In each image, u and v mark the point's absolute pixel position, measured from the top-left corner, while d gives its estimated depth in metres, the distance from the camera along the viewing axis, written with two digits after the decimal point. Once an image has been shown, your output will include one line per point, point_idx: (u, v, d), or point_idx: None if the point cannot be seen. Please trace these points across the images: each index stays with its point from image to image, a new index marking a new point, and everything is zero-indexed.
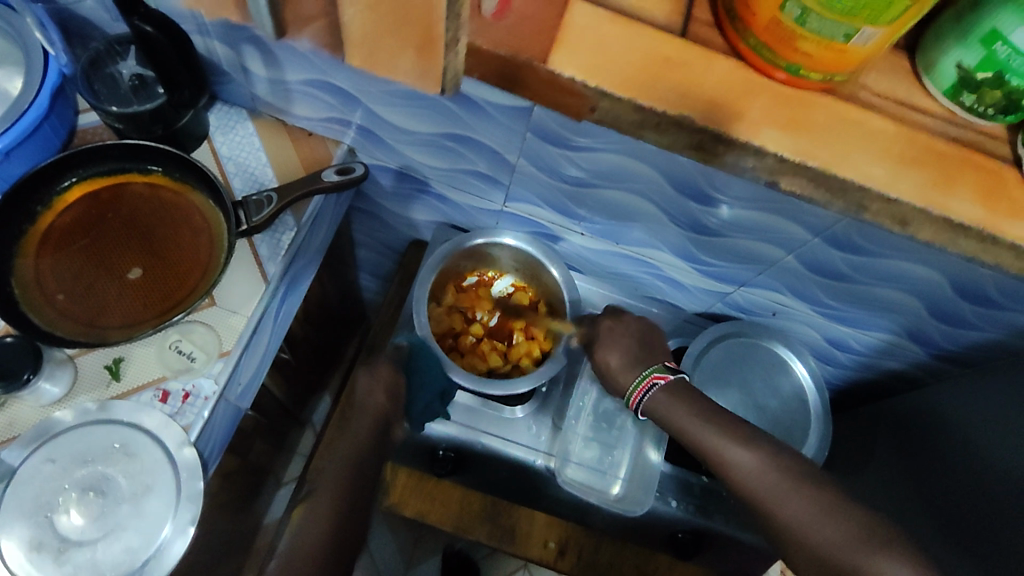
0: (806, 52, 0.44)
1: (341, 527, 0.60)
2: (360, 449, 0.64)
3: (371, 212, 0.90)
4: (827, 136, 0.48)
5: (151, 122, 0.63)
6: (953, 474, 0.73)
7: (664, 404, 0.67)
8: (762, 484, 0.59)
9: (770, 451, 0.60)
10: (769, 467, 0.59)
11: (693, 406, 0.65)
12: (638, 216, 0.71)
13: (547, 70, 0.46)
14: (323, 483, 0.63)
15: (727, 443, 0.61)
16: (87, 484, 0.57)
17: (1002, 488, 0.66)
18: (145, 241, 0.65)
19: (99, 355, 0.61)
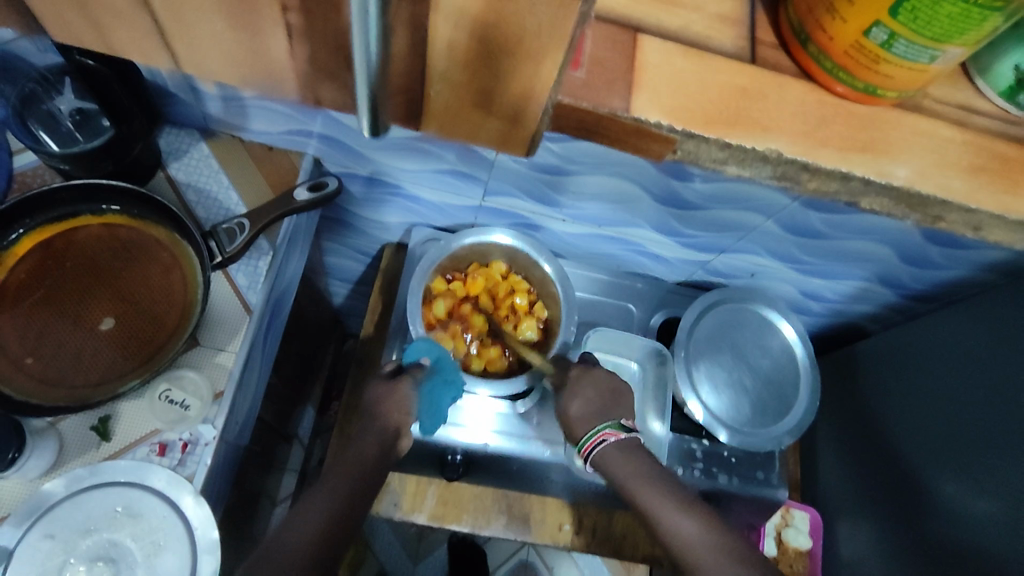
0: (887, 73, 0.45)
1: (330, 533, 0.55)
2: (369, 464, 0.61)
3: (339, 219, 0.86)
4: (902, 151, 0.50)
5: (99, 157, 0.58)
6: (935, 404, 0.77)
7: (611, 461, 0.63)
8: (699, 549, 0.57)
9: (708, 526, 0.58)
10: (711, 542, 0.57)
11: (635, 467, 0.61)
12: (618, 198, 0.70)
13: (630, 118, 0.47)
14: (323, 486, 0.59)
15: (673, 513, 0.59)
16: (94, 554, 0.54)
17: (982, 413, 0.71)
18: (111, 287, 0.61)
19: (83, 417, 0.58)
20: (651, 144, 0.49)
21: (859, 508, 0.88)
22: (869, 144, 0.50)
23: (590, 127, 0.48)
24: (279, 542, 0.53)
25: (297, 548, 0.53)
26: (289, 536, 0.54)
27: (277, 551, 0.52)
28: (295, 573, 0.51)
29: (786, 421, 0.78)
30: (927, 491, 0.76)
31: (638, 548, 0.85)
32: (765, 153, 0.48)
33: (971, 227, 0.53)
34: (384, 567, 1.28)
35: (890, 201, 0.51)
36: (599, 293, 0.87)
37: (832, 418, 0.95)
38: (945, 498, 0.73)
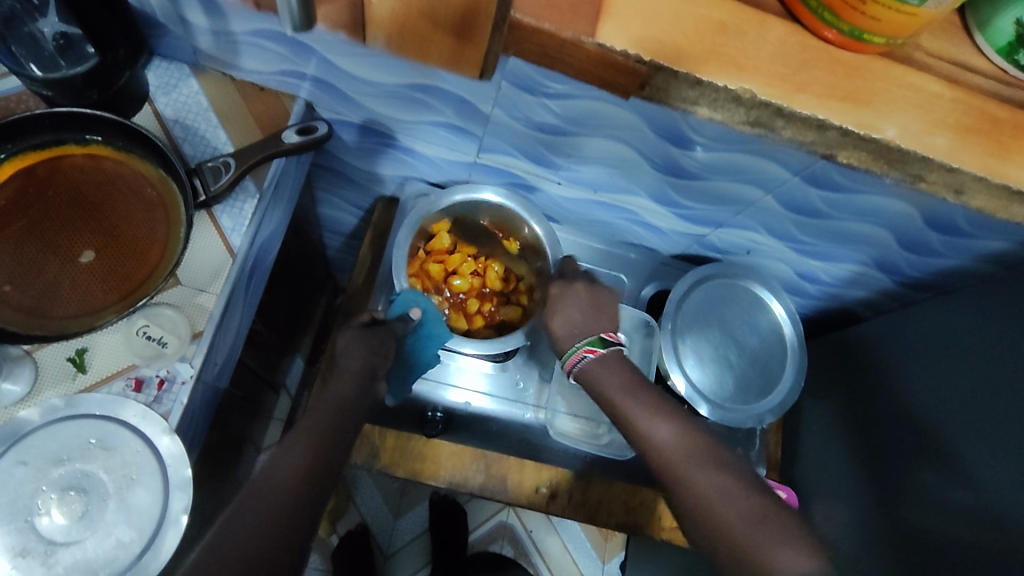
0: (872, 15, 0.43)
1: (319, 470, 0.52)
2: (346, 400, 0.58)
3: (332, 168, 0.85)
4: (884, 105, 0.48)
5: (85, 86, 0.58)
6: (922, 391, 0.77)
7: (592, 374, 0.63)
8: (674, 453, 0.55)
9: (686, 429, 0.57)
10: (687, 441, 0.55)
11: (614, 377, 0.61)
12: (615, 162, 0.69)
13: (592, 44, 0.46)
14: (304, 423, 0.56)
15: (647, 414, 0.58)
16: (66, 483, 0.54)
17: (967, 405, 0.70)
18: (93, 220, 0.60)
19: (60, 348, 0.57)
20: (636, 88, 0.48)
21: (834, 487, 0.88)
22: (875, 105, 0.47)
23: (574, 60, 0.47)
24: (268, 477, 0.50)
25: (280, 485, 0.49)
26: (278, 469, 0.50)
27: (267, 490, 0.49)
28: (284, 506, 0.48)
29: (762, 402, 0.74)
30: (910, 478, 0.76)
31: (611, 516, 0.83)
32: (762, 104, 0.47)
33: (954, 190, 0.51)
34: (365, 519, 1.30)
35: (866, 157, 0.50)
36: (591, 260, 0.87)
37: (817, 401, 0.95)
38: (925, 485, 0.73)
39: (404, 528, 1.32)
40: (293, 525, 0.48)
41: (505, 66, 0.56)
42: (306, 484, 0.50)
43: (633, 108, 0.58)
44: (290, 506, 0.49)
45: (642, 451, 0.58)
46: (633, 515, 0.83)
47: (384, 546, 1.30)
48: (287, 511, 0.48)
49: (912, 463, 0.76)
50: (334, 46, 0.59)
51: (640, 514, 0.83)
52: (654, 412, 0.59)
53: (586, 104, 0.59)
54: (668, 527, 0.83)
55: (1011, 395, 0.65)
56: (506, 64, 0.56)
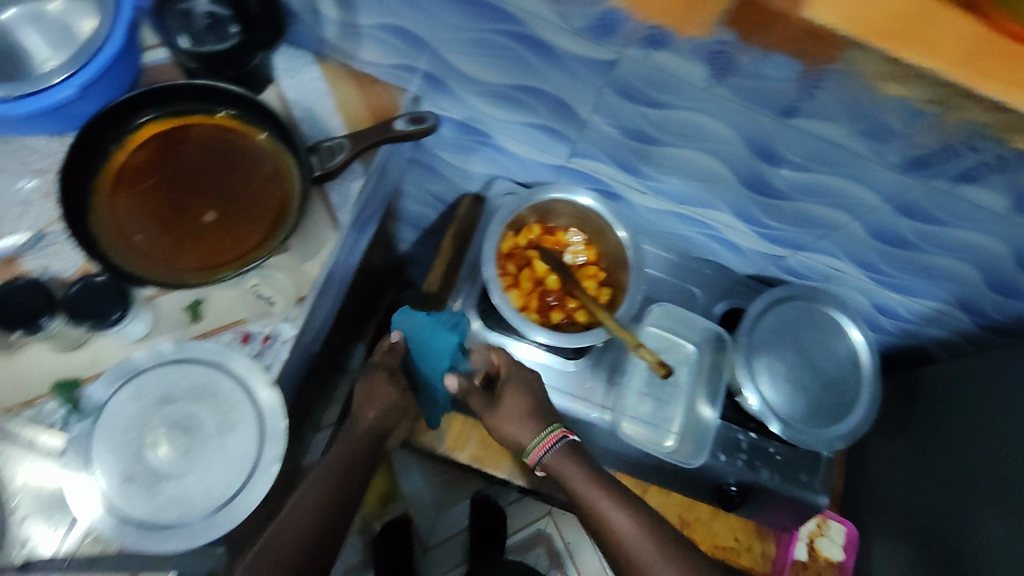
0: None
1: (328, 522, 0.62)
2: (358, 452, 0.68)
3: (423, 162, 0.90)
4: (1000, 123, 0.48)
5: (225, 63, 0.63)
6: (990, 435, 0.75)
7: (553, 465, 0.68)
8: (632, 537, 0.63)
9: (636, 514, 0.65)
10: (640, 533, 0.63)
11: (576, 473, 0.66)
12: (704, 176, 0.71)
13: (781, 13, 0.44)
14: (321, 465, 0.67)
15: (613, 508, 0.65)
16: (173, 421, 0.58)
17: None
18: (217, 186, 0.65)
19: (179, 297, 0.62)
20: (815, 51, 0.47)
21: (897, 527, 0.87)
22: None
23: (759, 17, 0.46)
24: (286, 523, 0.61)
25: (301, 517, 0.61)
26: (300, 508, 0.62)
27: (285, 529, 0.60)
28: (312, 525, 0.61)
29: (834, 426, 0.72)
30: (980, 526, 0.73)
31: (666, 527, 0.85)
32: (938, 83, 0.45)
33: None
34: (409, 508, 1.33)
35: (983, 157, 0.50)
36: (666, 272, 0.85)
37: (886, 440, 0.93)
38: (992, 534, 0.71)
39: (445, 523, 1.34)
40: (321, 541, 0.61)
41: (613, 72, 0.59)
42: (315, 527, 0.61)
43: (728, 120, 0.60)
44: (322, 519, 0.62)
45: (602, 534, 0.65)
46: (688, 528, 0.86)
47: (424, 538, 1.33)
48: (315, 532, 0.61)
49: (980, 510, 0.74)
50: (442, 42, 0.64)
51: (693, 528, 0.86)
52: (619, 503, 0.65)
53: (689, 117, 0.62)
54: (723, 546, 0.86)
55: None
56: (616, 71, 0.58)
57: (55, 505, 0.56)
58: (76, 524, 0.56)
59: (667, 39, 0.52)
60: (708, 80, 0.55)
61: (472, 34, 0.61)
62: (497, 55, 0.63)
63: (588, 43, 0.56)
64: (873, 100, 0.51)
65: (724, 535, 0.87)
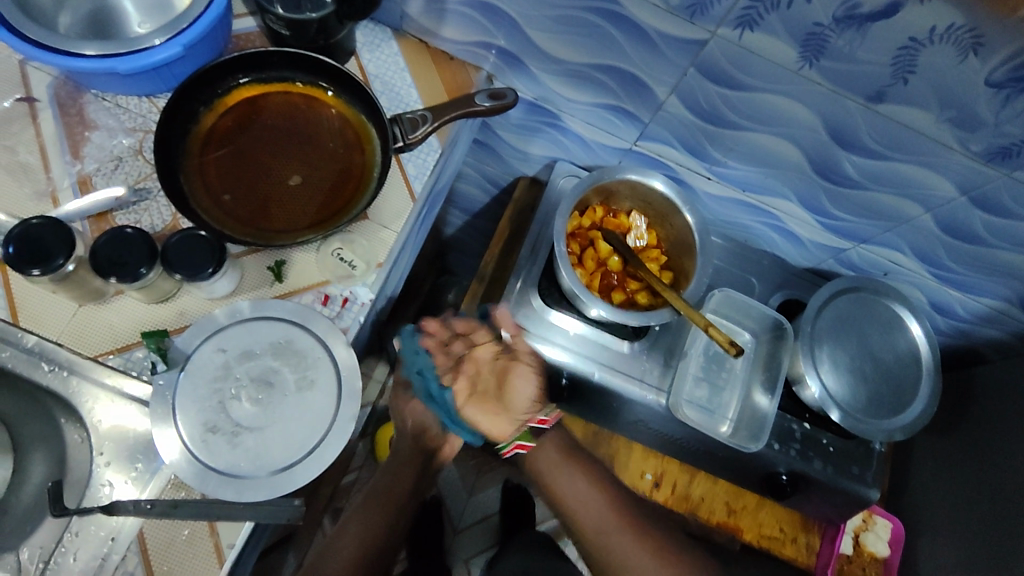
0: None
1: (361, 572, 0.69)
2: (392, 488, 0.76)
3: (485, 143, 0.91)
4: None
5: (316, 33, 0.65)
6: None
7: (538, 448, 0.83)
8: (593, 510, 0.78)
9: (595, 482, 0.80)
10: (601, 508, 0.78)
11: (548, 454, 0.83)
12: (775, 162, 0.72)
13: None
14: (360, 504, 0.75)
15: (572, 479, 0.80)
16: (255, 375, 0.59)
17: None
18: (300, 151, 0.66)
19: (263, 257, 0.64)
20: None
21: (945, 525, 0.86)
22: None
23: None
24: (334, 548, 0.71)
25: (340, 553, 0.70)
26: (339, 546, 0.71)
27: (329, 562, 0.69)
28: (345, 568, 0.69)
29: (893, 418, 0.72)
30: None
31: (713, 514, 0.87)
32: None
33: None
34: (440, 491, 1.34)
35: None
36: (724, 260, 0.85)
37: (936, 439, 0.92)
38: None
39: (474, 508, 1.35)
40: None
41: (701, 52, 0.61)
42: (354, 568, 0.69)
43: (808, 99, 0.61)
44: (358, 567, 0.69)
45: (562, 501, 0.80)
46: (732, 518, 0.87)
47: (454, 521, 1.34)
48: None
49: None
50: (526, 19, 0.66)
51: (739, 517, 0.87)
52: (573, 471, 0.81)
53: (770, 99, 0.63)
54: (768, 536, 0.87)
55: None
56: (705, 49, 0.60)
57: (140, 451, 0.59)
58: (160, 470, 0.58)
59: (760, 19, 0.55)
60: (799, 61, 0.58)
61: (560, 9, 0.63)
62: (580, 31, 0.64)
63: (681, 22, 0.58)
64: (966, 78, 0.53)
65: (769, 525, 0.88)
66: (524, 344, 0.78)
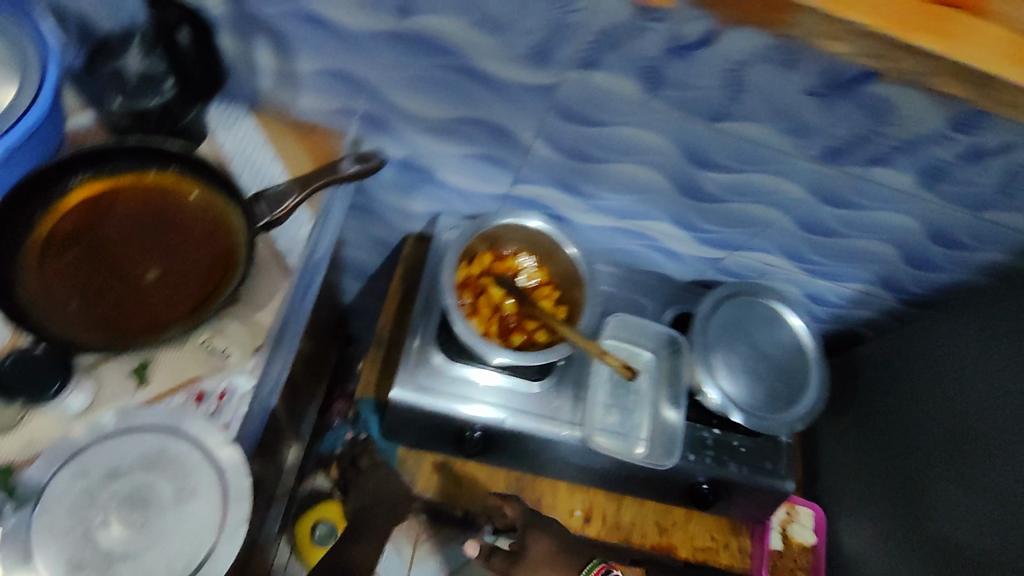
0: None
1: None
2: None
3: (366, 206, 0.90)
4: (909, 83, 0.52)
5: (160, 119, 0.62)
6: (936, 405, 0.79)
7: None
8: None
9: None
10: None
11: None
12: (643, 189, 0.75)
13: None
14: None
15: None
16: (126, 495, 0.53)
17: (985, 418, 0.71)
18: (157, 245, 0.62)
19: (123, 362, 0.58)
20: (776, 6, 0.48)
21: (863, 502, 0.89)
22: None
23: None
24: None
25: None
26: None
27: None
28: None
29: (793, 412, 0.75)
30: (946, 494, 0.75)
31: (646, 539, 0.84)
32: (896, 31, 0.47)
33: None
34: None
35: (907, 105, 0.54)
36: (617, 285, 0.87)
37: (836, 420, 0.96)
38: (950, 501, 0.74)
39: None
40: None
41: (553, 96, 0.63)
42: None
43: (658, 129, 0.65)
44: None
45: None
46: (666, 537, 0.85)
47: None
48: None
49: (936, 478, 0.77)
50: (380, 80, 0.66)
51: (672, 535, 0.85)
52: None
53: (623, 131, 0.66)
54: (705, 548, 0.86)
55: None
56: (556, 94, 0.63)
57: None
58: None
59: (600, 59, 0.58)
60: (642, 94, 0.61)
61: (413, 68, 0.63)
62: (436, 87, 0.65)
63: (528, 69, 0.60)
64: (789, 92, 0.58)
65: (701, 536, 0.86)
66: (430, 403, 0.76)
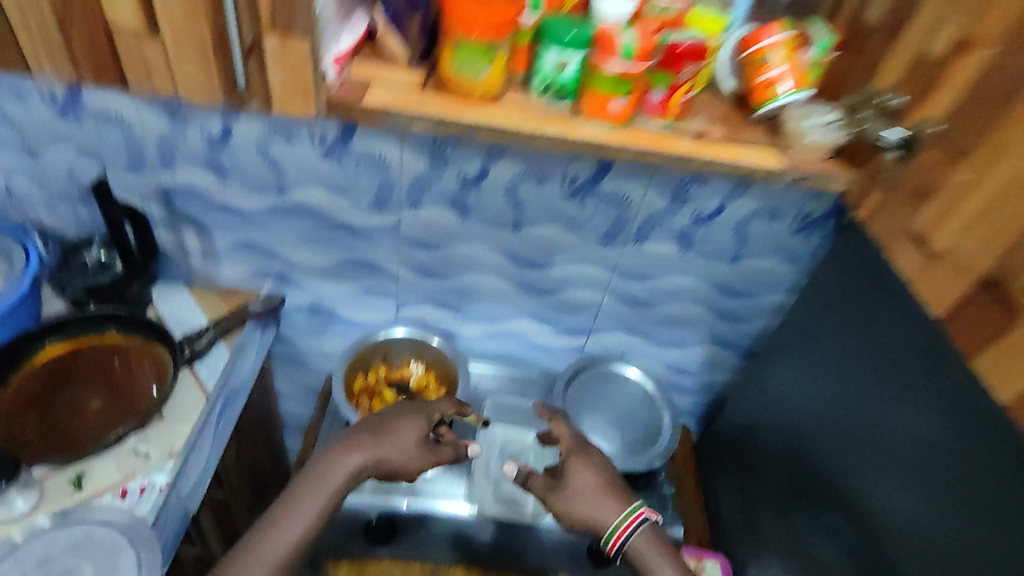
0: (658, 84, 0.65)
1: None
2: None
3: (290, 355, 1.08)
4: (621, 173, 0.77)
5: (111, 291, 0.84)
6: (789, 444, 0.85)
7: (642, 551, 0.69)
8: None
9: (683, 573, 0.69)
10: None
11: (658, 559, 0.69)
12: (494, 294, 0.95)
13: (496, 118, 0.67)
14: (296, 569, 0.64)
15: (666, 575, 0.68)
16: (56, 574, 0.65)
17: (823, 443, 0.77)
18: (100, 384, 0.79)
19: (63, 474, 0.72)
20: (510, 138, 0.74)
21: (755, 556, 0.91)
22: (690, 139, 0.67)
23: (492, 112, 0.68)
24: None
25: None
26: None
27: None
28: None
29: (652, 452, 0.88)
30: (810, 509, 0.79)
31: None
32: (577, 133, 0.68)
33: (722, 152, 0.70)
34: None
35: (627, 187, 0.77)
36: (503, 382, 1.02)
37: (729, 461, 1.00)
38: (817, 535, 0.77)
39: None
40: None
41: (401, 230, 0.86)
42: None
43: (482, 241, 0.87)
44: None
45: None
46: None
47: None
48: None
49: (802, 515, 0.80)
50: (277, 244, 0.90)
51: None
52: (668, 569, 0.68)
53: (458, 249, 0.88)
54: None
55: (851, 422, 0.73)
56: (402, 228, 0.86)
57: None
58: None
59: (421, 198, 0.82)
60: (459, 218, 0.84)
61: (298, 228, 0.87)
62: (318, 241, 0.89)
63: (377, 214, 0.85)
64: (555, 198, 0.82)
65: None
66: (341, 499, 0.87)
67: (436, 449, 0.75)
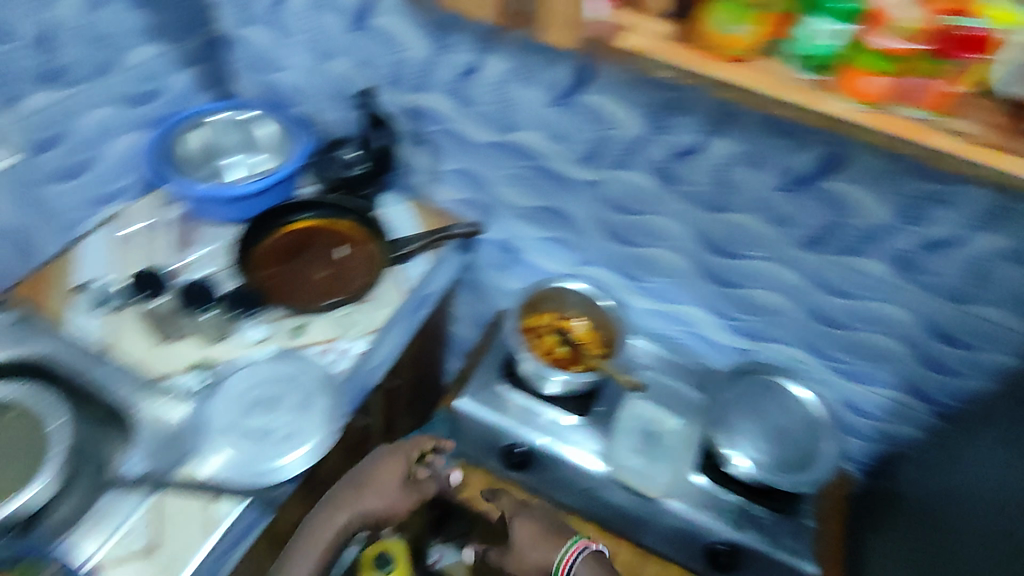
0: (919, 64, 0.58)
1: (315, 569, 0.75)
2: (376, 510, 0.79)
3: (474, 283, 1.18)
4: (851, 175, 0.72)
5: (355, 184, 0.98)
6: (958, 524, 0.70)
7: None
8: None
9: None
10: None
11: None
12: (677, 274, 0.95)
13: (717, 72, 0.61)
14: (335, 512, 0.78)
15: None
16: (268, 396, 0.77)
17: (994, 537, 0.63)
18: (328, 258, 0.93)
19: (289, 321, 0.87)
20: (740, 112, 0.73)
21: None
22: (959, 139, 0.55)
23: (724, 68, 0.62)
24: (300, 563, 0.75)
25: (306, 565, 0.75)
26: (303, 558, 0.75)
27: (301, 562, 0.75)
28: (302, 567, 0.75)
29: (807, 478, 0.83)
30: None
31: None
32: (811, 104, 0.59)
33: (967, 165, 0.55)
34: None
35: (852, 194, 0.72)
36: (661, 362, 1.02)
37: (907, 523, 0.83)
38: None
39: None
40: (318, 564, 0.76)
41: (604, 188, 0.90)
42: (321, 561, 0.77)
43: (680, 217, 0.87)
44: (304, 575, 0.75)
45: None
46: None
47: None
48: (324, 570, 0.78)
49: None
50: (491, 178, 0.98)
51: None
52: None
53: (653, 220, 0.90)
54: None
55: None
56: (606, 187, 0.89)
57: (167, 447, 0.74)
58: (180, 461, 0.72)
59: (633, 161, 0.84)
60: (664, 187, 0.85)
61: (513, 166, 0.95)
62: (528, 182, 0.95)
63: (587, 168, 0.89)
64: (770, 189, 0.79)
65: None
66: (490, 419, 0.93)
67: (415, 487, 0.81)
